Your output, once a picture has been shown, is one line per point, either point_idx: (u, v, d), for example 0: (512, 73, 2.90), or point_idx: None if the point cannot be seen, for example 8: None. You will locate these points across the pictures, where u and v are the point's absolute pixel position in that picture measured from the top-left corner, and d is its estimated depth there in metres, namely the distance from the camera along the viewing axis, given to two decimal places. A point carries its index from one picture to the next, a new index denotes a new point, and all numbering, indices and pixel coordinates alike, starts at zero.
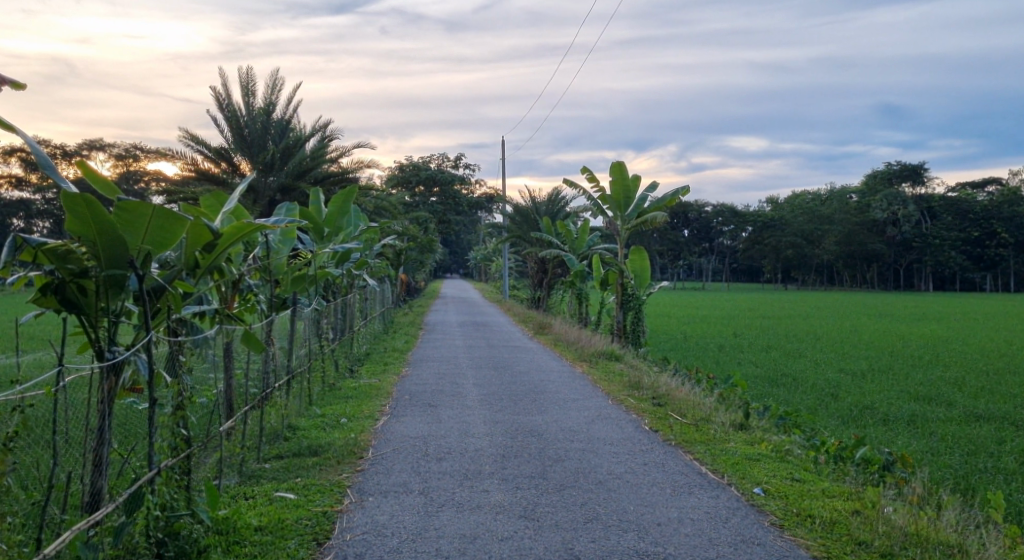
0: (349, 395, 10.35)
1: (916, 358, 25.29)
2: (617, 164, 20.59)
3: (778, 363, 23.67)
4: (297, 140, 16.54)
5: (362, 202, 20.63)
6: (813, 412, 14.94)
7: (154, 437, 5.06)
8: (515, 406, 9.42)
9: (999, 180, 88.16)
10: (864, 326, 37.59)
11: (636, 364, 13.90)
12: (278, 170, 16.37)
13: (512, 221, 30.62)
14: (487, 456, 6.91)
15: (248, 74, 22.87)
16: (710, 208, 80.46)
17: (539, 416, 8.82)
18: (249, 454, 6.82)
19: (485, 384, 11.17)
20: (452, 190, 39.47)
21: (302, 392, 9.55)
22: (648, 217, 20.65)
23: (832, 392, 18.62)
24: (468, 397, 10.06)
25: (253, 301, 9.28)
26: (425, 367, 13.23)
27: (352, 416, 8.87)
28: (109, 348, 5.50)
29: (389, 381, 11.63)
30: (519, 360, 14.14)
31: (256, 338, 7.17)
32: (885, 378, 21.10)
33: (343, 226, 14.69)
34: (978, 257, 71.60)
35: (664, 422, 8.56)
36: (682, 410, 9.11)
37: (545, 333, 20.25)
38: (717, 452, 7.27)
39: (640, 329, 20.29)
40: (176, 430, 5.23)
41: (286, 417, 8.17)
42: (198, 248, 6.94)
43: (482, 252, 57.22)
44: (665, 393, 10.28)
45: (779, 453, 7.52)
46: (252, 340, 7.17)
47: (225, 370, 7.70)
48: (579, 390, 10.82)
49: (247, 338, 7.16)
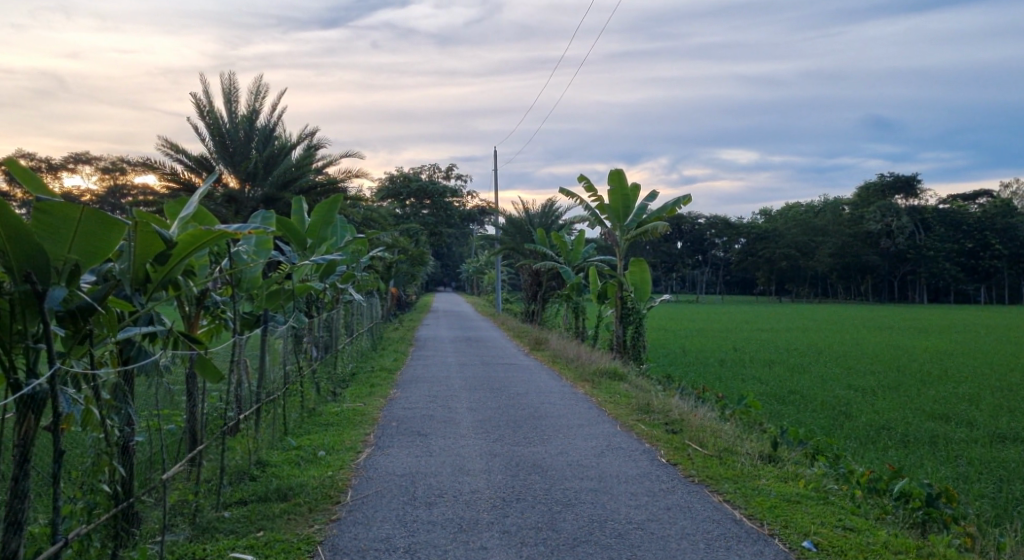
0: (330, 422, 9.36)
1: (924, 373, 24.35)
2: (615, 173, 19.73)
3: (783, 379, 22.71)
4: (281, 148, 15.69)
5: (349, 213, 19.68)
6: (829, 433, 13.96)
7: (61, 497, 4.29)
8: (515, 435, 8.47)
9: (991, 192, 87.84)
10: (866, 340, 36.55)
11: (641, 384, 12.95)
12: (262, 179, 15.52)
13: (505, 233, 29.71)
14: (484, 502, 5.93)
15: (231, 81, 21.95)
16: (704, 219, 79.57)
17: (541, 447, 7.86)
18: (205, 500, 5.86)
19: (480, 408, 10.20)
20: (443, 202, 38.60)
21: (277, 422, 8.54)
22: (648, 228, 19.74)
23: (844, 410, 17.70)
24: (462, 425, 9.08)
25: (221, 320, 8.34)
26: (415, 388, 12.27)
27: (331, 448, 7.88)
28: (26, 381, 4.54)
29: (375, 405, 10.66)
30: (515, 380, 13.17)
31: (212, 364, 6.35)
32: (895, 395, 20.15)
33: (328, 237, 13.75)
34: (972, 268, 70.94)
35: (683, 454, 7.60)
36: (700, 438, 8.14)
37: (541, 349, 19.28)
38: (751, 493, 6.30)
39: (640, 344, 19.33)
40: (96, 489, 4.83)
41: (254, 451, 7.20)
42: (148, 260, 6.16)
43: (474, 265, 56.24)
44: (679, 418, 9.31)
45: (819, 491, 6.56)
46: (208, 367, 6.37)
47: (189, 401, 6.67)
48: (583, 414, 9.88)
49: (203, 364, 6.35)
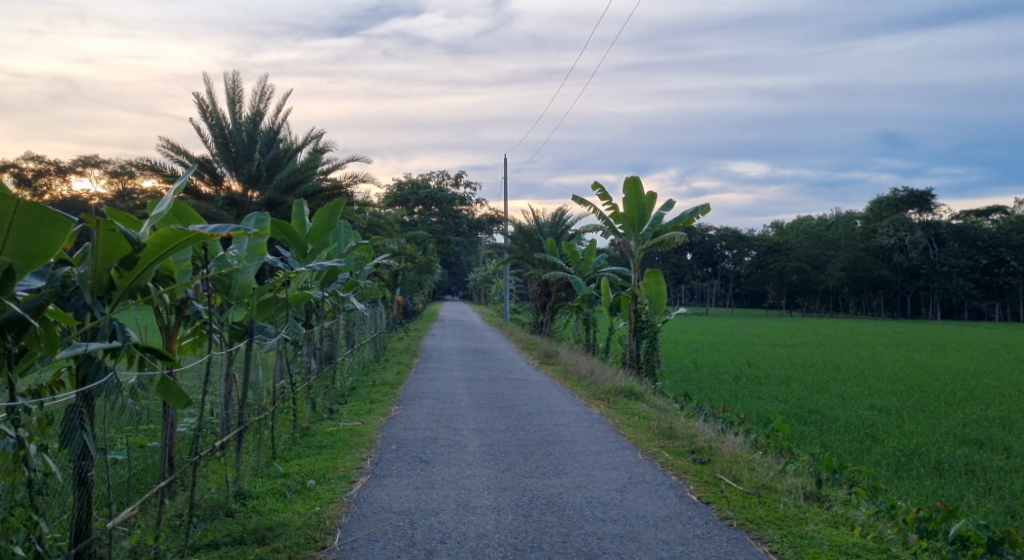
0: (324, 444, 8.57)
1: (949, 394, 23.40)
2: (631, 180, 18.94)
3: (803, 398, 21.80)
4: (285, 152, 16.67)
5: (354, 218, 18.93)
6: (857, 458, 13.07)
7: None
8: (525, 463, 7.67)
9: (1005, 209, 86.85)
10: (884, 357, 35.54)
11: (659, 405, 12.09)
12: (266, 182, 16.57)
13: (513, 243, 28.91)
14: (493, 551, 5.12)
15: (236, 81, 21.31)
16: (714, 231, 78.58)
17: (556, 479, 7.04)
18: (168, 545, 5.12)
19: (487, 430, 9.39)
20: (452, 209, 37.88)
21: (264, 447, 7.76)
22: (665, 238, 18.92)
23: (870, 432, 16.78)
24: (467, 450, 8.27)
25: (202, 331, 7.59)
26: (418, 405, 11.45)
27: (322, 477, 7.09)
28: None
29: (374, 424, 9.85)
30: (524, 397, 12.38)
31: (178, 390, 5.53)
32: (920, 417, 19.22)
33: (329, 242, 12.99)
34: (986, 285, 69.67)
35: (716, 491, 6.78)
36: (733, 471, 7.31)
37: (551, 363, 18.45)
38: (801, 542, 5.48)
39: (654, 360, 18.47)
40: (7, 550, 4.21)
41: (234, 481, 6.43)
42: (113, 264, 5.42)
43: (481, 273, 55.54)
44: (705, 446, 8.47)
45: (878, 540, 5.71)
46: (171, 391, 5.56)
47: (164, 425, 6.10)
48: (599, 439, 9.07)
49: (166, 389, 5.54)
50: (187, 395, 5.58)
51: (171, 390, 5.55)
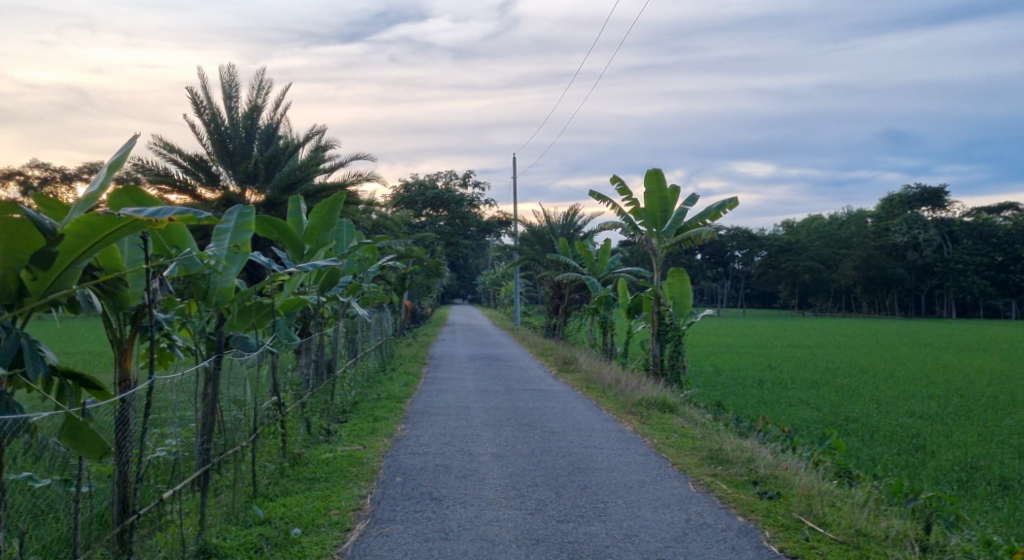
0: (318, 477, 7.23)
1: (992, 399, 21.88)
2: (653, 172, 17.60)
3: (836, 404, 20.33)
4: (286, 149, 15.54)
5: (357, 218, 17.60)
6: (914, 476, 11.60)
7: None
8: (557, 502, 6.37)
9: (1017, 205, 85.06)
10: (912, 358, 33.86)
11: (696, 419, 10.73)
12: (264, 182, 15.42)
13: (523, 244, 27.61)
14: None
15: (230, 76, 20.03)
16: (726, 231, 76.96)
17: (598, 525, 5.75)
18: None
19: (509, 455, 8.07)
20: (461, 211, 36.58)
21: (243, 485, 6.46)
22: (689, 234, 17.50)
23: (917, 443, 15.33)
24: (488, 483, 6.96)
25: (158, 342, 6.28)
26: (426, 423, 10.10)
27: (309, 524, 5.78)
28: None
29: (376, 449, 8.49)
30: (545, 411, 11.06)
31: (89, 435, 4.20)
32: (966, 425, 17.75)
33: (328, 241, 11.68)
34: (1003, 282, 67.42)
35: (801, 543, 5.47)
36: (815, 513, 6.01)
37: (570, 370, 17.07)
38: None
39: (680, 365, 17.01)
40: None
41: (197, 537, 5.17)
42: (22, 264, 4.21)
43: (492, 275, 54.53)
44: (769, 475, 7.14)
45: None
46: (83, 439, 4.23)
47: (117, 456, 5.00)
48: (638, 465, 7.77)
49: (76, 436, 4.22)
50: (103, 441, 4.27)
51: (79, 434, 4.23)
